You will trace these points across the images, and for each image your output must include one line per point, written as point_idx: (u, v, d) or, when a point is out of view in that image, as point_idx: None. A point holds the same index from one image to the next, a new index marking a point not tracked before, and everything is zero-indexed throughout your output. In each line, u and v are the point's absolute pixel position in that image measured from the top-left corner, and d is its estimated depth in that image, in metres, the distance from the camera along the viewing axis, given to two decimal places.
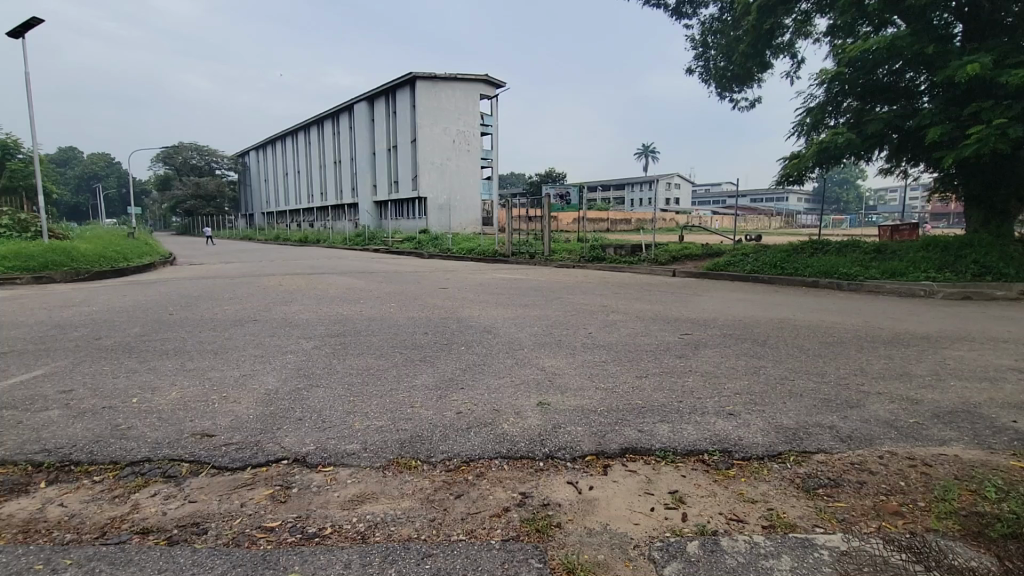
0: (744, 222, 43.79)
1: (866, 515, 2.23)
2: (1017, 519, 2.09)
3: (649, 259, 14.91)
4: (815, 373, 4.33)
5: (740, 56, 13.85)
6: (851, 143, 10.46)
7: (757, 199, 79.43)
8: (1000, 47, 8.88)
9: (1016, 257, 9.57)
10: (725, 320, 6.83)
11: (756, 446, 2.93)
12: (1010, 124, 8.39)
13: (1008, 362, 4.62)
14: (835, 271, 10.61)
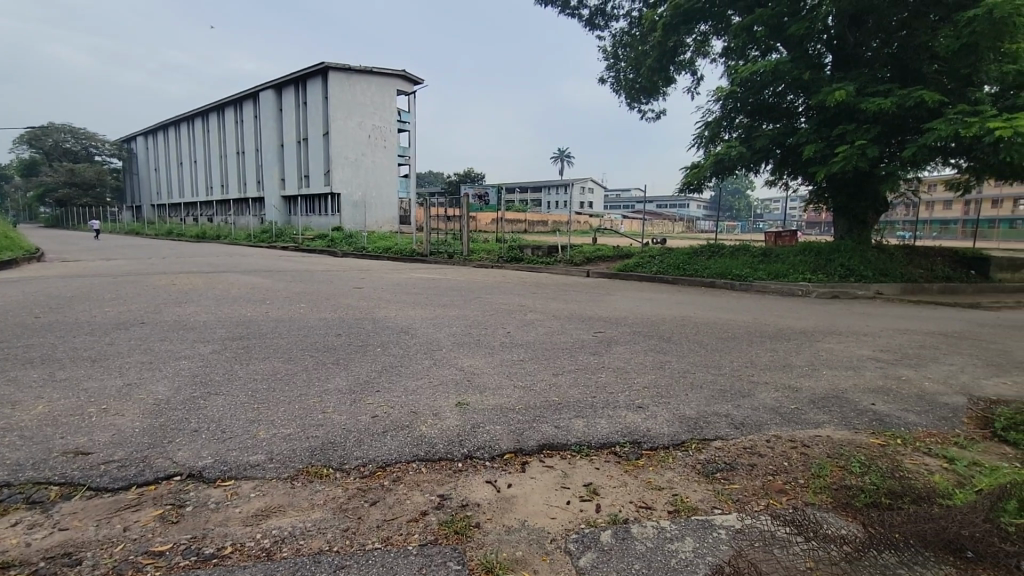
0: (651, 226, 46.62)
1: (757, 494, 2.46)
2: (876, 489, 2.41)
3: (565, 259, 15.41)
4: (713, 367, 4.69)
5: (647, 70, 14.69)
6: (741, 156, 11.49)
7: (662, 205, 84.70)
8: (862, 77, 10.17)
9: (874, 261, 11.02)
10: (634, 318, 7.21)
11: (662, 436, 3.12)
12: (869, 146, 9.65)
13: (867, 352, 5.31)
14: (729, 272, 11.63)
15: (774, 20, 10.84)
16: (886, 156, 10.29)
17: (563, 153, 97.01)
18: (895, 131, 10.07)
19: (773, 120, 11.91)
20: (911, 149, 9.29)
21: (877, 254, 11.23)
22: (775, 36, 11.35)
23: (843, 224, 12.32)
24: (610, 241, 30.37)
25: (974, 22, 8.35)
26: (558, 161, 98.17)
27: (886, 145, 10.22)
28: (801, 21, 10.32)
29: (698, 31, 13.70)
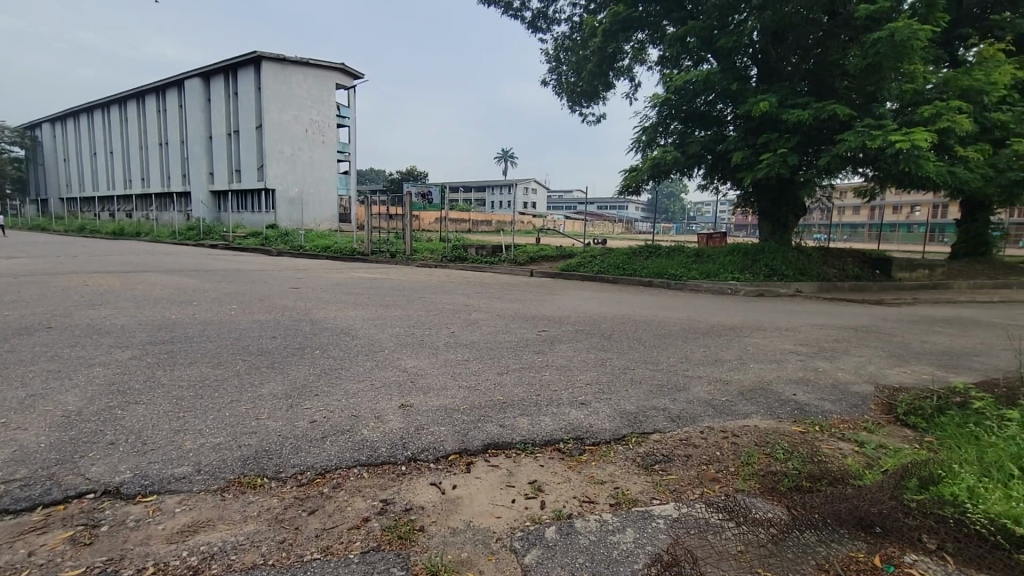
0: (593, 227, 47.80)
1: (693, 484, 2.57)
2: (798, 474, 2.59)
3: (509, 259, 15.51)
4: (651, 362, 4.87)
5: (587, 75, 15.03)
6: (676, 161, 12.02)
7: (603, 207, 87.00)
8: (783, 90, 10.91)
9: (794, 261, 11.84)
10: (576, 316, 7.37)
11: (603, 432, 3.21)
12: (790, 154, 10.36)
13: (789, 346, 5.70)
14: (665, 272, 12.14)
15: (705, 33, 11.47)
16: (805, 164, 11.09)
17: (506, 153, 97.45)
18: (813, 141, 10.87)
19: (704, 128, 12.52)
20: (826, 158, 10.06)
21: (797, 255, 12.08)
22: (707, 47, 12.02)
23: (767, 227, 13.16)
24: (552, 241, 30.84)
25: (879, 44, 9.16)
26: (502, 161, 98.46)
27: (805, 154, 11.02)
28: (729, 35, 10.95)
29: (635, 39, 14.16)
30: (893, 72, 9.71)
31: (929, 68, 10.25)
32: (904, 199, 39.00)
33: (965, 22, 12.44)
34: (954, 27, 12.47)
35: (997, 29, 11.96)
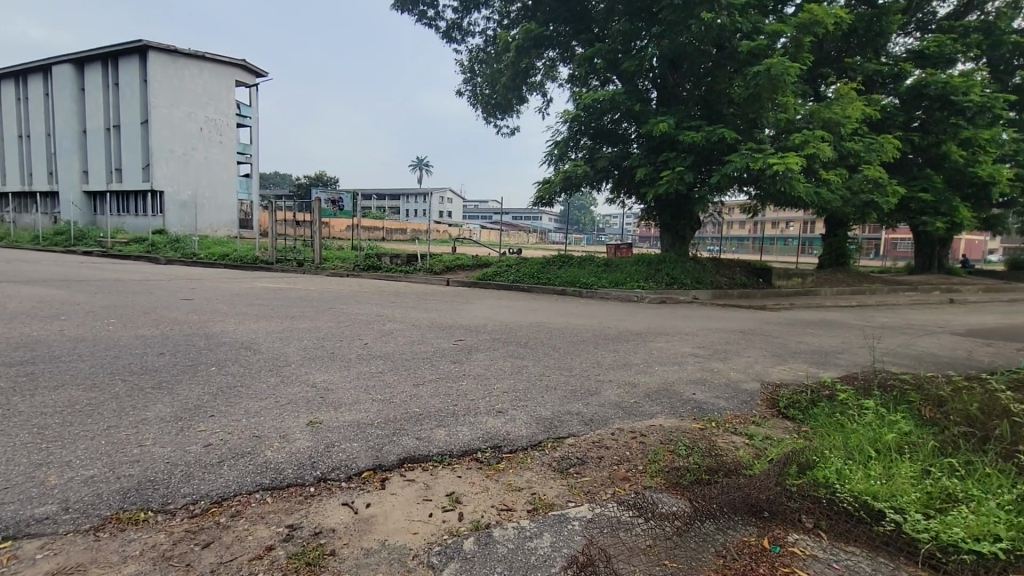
0: (508, 238, 48.51)
1: (605, 485, 2.68)
2: (699, 468, 2.78)
3: (424, 268, 15.29)
4: (565, 368, 5.02)
5: (501, 88, 15.32)
6: (586, 175, 12.58)
7: (517, 217, 88.74)
8: (680, 113, 11.84)
9: (691, 270, 12.81)
10: (493, 325, 7.42)
11: (520, 439, 3.25)
12: (686, 172, 11.24)
13: (689, 349, 6.15)
14: (577, 281, 12.62)
15: (611, 55, 12.17)
16: (700, 182, 12.08)
17: (421, 161, 96.03)
18: (706, 162, 11.87)
19: (611, 144, 13.24)
20: (717, 177, 11.04)
21: (694, 265, 13.09)
22: (612, 69, 12.77)
23: (668, 239, 14.13)
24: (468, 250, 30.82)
25: (758, 77, 10.25)
26: (416, 169, 97.09)
27: (699, 173, 12.00)
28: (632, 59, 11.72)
29: (547, 57, 14.69)
30: (770, 102, 10.90)
31: (799, 101, 11.63)
32: (781, 216, 43.80)
33: (826, 63, 14.28)
34: (818, 66, 14.27)
35: (849, 71, 13.86)
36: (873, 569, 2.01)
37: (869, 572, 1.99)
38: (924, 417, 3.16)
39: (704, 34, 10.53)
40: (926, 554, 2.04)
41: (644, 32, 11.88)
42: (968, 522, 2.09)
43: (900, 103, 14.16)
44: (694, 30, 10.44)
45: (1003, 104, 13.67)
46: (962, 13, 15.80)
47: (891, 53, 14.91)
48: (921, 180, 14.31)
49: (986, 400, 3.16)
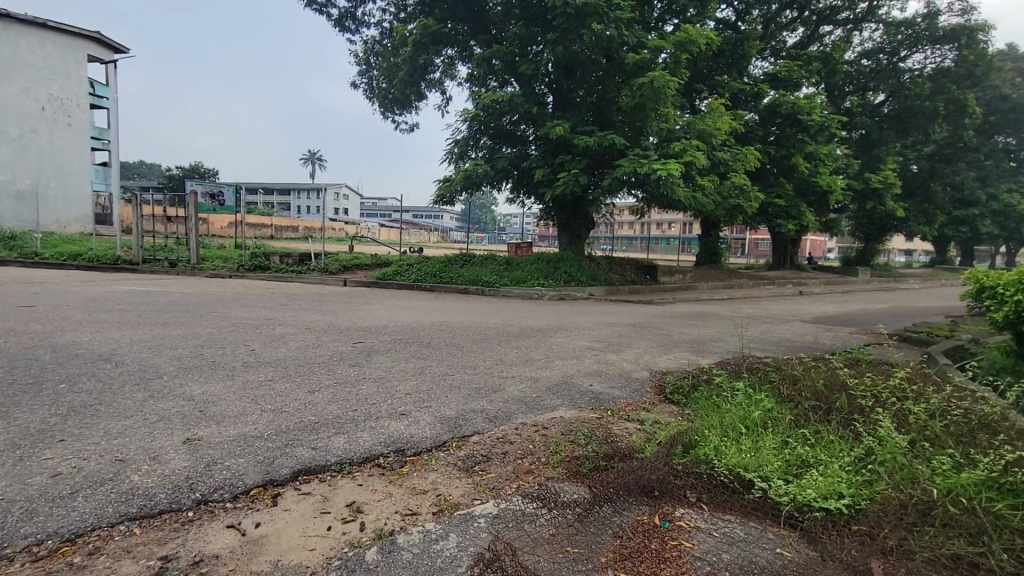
0: (409, 236, 47.48)
1: (509, 479, 2.72)
2: (597, 455, 2.93)
3: (319, 268, 14.47)
4: (468, 367, 5.03)
5: (398, 83, 14.90)
6: (486, 174, 12.69)
7: (418, 216, 87.16)
8: (575, 117, 12.36)
9: (587, 268, 13.44)
10: (393, 326, 7.22)
11: (424, 440, 3.19)
12: (581, 175, 11.77)
13: (586, 343, 6.45)
14: (480, 279, 12.69)
15: (508, 58, 12.40)
16: (593, 184, 12.72)
17: (313, 154, 90.58)
18: (599, 165, 12.52)
19: (510, 145, 13.47)
20: (609, 180, 11.69)
21: (589, 263, 13.76)
22: (510, 71, 13.03)
23: (565, 238, 14.70)
24: (365, 249, 29.70)
25: (643, 88, 11.02)
26: (308, 164, 91.47)
27: (593, 175, 12.64)
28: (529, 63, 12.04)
29: (445, 54, 14.58)
30: (654, 112, 11.78)
31: (678, 112, 12.69)
32: (665, 219, 47.52)
33: (700, 79, 15.74)
34: (694, 81, 15.68)
35: (719, 88, 15.40)
36: (745, 533, 2.25)
37: (742, 536, 2.23)
38: (782, 395, 3.60)
39: (595, 43, 11.11)
40: (787, 514, 2.32)
41: (539, 37, 12.26)
42: (818, 482, 2.42)
43: (759, 119, 16.02)
44: (585, 39, 10.97)
45: (837, 124, 16.01)
46: (806, 44, 18.26)
47: (752, 74, 16.82)
48: (777, 187, 16.31)
49: (828, 377, 3.67)
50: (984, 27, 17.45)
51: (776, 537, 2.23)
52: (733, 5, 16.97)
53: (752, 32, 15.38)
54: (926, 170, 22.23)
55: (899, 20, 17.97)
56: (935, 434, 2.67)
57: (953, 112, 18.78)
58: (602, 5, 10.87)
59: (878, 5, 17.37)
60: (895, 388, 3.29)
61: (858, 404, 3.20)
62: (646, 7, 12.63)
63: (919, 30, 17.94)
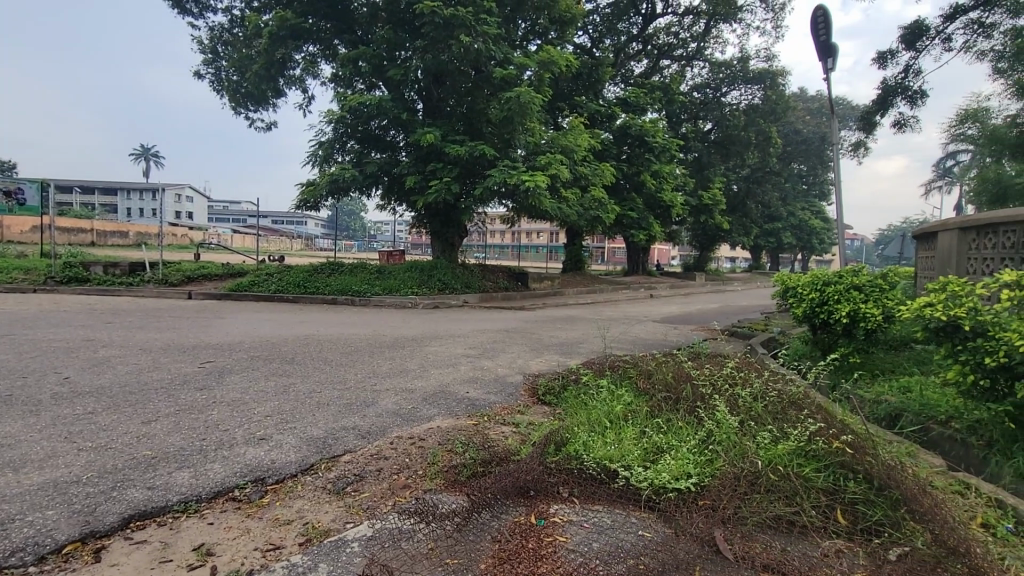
0: (267, 243, 43.65)
1: (384, 497, 2.61)
2: (474, 462, 2.93)
3: (156, 279, 12.65)
4: (337, 382, 4.73)
5: (252, 77, 13.65)
6: (354, 179, 12.16)
7: (277, 222, 80.48)
8: (446, 126, 12.40)
9: (461, 276, 13.52)
10: (250, 342, 6.56)
11: (288, 465, 2.93)
12: (453, 183, 11.84)
13: (461, 350, 6.48)
14: (349, 289, 12.09)
15: (375, 61, 12.07)
16: (465, 193, 12.87)
17: (147, 149, 79.06)
18: (471, 174, 12.70)
19: (380, 150, 13.07)
20: (480, 189, 11.92)
21: (462, 271, 13.86)
22: (377, 75, 12.68)
23: (438, 246, 14.63)
24: (214, 258, 26.63)
25: (510, 102, 11.43)
26: (140, 160, 79.58)
27: (465, 184, 12.78)
28: (398, 68, 11.90)
29: (306, 50, 13.71)
30: (520, 126, 12.29)
31: (543, 127, 13.39)
32: (533, 229, 49.83)
33: (561, 98, 16.82)
34: (557, 100, 16.71)
35: (579, 107, 16.60)
36: (612, 520, 2.43)
37: (609, 523, 2.39)
38: (639, 389, 3.96)
39: (463, 55, 11.28)
40: (646, 498, 2.55)
41: (407, 43, 12.12)
42: (671, 466, 2.70)
43: (613, 138, 17.56)
44: (454, 50, 11.08)
45: (676, 147, 18.19)
46: (650, 74, 20.47)
47: (607, 97, 18.40)
48: (630, 201, 18.00)
49: (676, 369, 4.10)
50: (781, 74, 21.10)
51: (638, 520, 2.43)
52: (589, 33, 18.47)
53: (604, 59, 16.84)
54: (744, 190, 26.20)
55: (720, 61, 21.00)
56: (758, 414, 3.13)
57: (762, 142, 22.40)
58: (469, 18, 11.08)
59: (704, 46, 20.12)
60: (727, 376, 3.79)
61: (699, 392, 3.62)
62: (511, 25, 13.16)
63: (735, 71, 21.14)
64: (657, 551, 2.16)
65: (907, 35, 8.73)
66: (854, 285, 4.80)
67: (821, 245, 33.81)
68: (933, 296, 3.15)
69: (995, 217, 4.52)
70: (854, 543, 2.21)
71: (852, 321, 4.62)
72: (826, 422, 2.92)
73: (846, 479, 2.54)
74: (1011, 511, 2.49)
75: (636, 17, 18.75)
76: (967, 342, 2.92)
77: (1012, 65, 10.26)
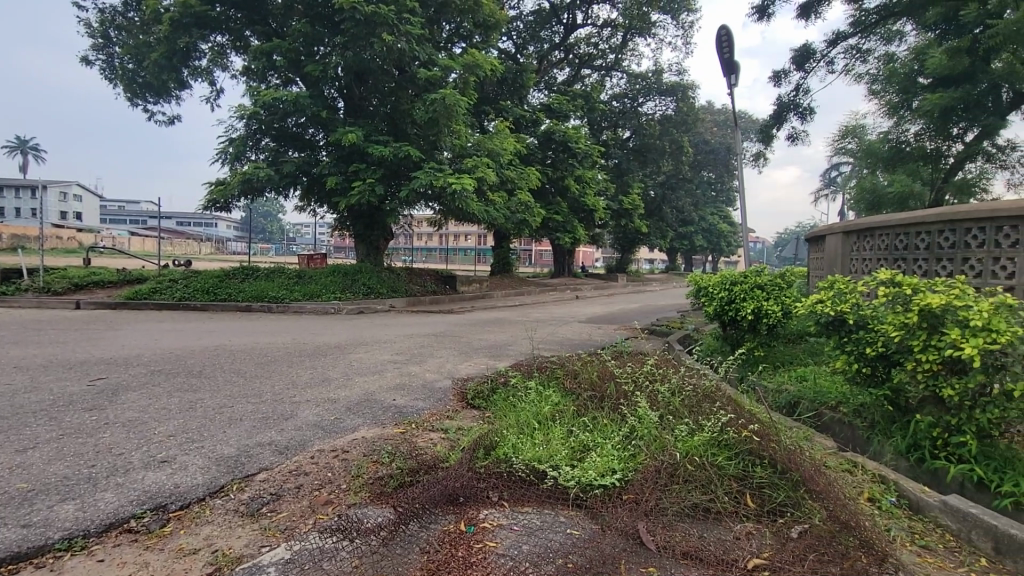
0: (170, 247, 40.10)
1: (304, 516, 2.47)
2: (401, 472, 2.85)
3: (35, 287, 11.22)
4: (252, 395, 4.42)
5: (150, 66, 12.48)
6: (270, 179, 11.47)
7: (182, 224, 74.31)
8: (368, 125, 12.02)
9: (387, 280, 13.14)
10: (150, 355, 5.97)
11: (194, 489, 2.69)
12: (377, 185, 11.50)
13: (387, 357, 6.31)
14: (265, 295, 11.38)
15: (292, 55, 11.52)
16: (390, 195, 12.54)
17: (23, 141, 70.18)
18: (395, 176, 12.40)
19: (297, 149, 12.44)
20: (405, 192, 11.66)
21: (388, 275, 13.49)
22: (294, 70, 12.06)
23: (362, 249, 14.15)
24: (107, 263, 24.06)
25: (435, 104, 11.29)
26: (14, 154, 70.42)
27: (390, 186, 12.45)
28: (316, 64, 11.39)
29: (213, 40, 12.76)
30: (446, 128, 12.17)
31: (468, 130, 13.36)
32: (461, 232, 49.65)
33: (486, 102, 16.90)
34: (482, 103, 16.78)
35: (504, 112, 16.73)
36: (541, 521, 2.45)
37: (538, 525, 2.41)
38: (566, 389, 4.03)
39: (385, 54, 10.99)
40: (574, 497, 2.60)
41: (326, 39, 11.63)
42: (597, 463, 2.77)
43: (538, 143, 17.88)
44: (376, 48, 10.76)
45: (597, 153, 18.86)
46: (572, 82, 21.08)
47: (531, 103, 18.71)
48: (555, 205, 18.41)
49: (600, 368, 4.21)
50: (691, 87, 22.53)
51: (566, 518, 2.47)
52: (512, 39, 18.72)
53: (528, 65, 17.12)
54: (660, 196, 27.66)
55: (637, 73, 22.04)
56: (676, 408, 3.29)
57: (675, 151, 23.79)
58: (391, 17, 10.82)
59: (622, 58, 21.03)
60: (648, 372, 3.96)
61: (621, 389, 3.75)
62: (435, 27, 13.01)
63: (651, 83, 22.29)
64: (585, 548, 2.20)
65: (798, 56, 9.62)
66: (757, 284, 5.20)
67: (728, 247, 36.45)
68: (823, 294, 3.49)
69: (872, 222, 5.08)
70: (762, 525, 2.38)
71: (756, 317, 5.00)
72: (737, 413, 3.13)
73: (753, 464, 2.73)
74: (891, 484, 2.80)
75: (558, 26, 19.26)
76: (852, 335, 3.25)
77: (883, 88, 11.69)
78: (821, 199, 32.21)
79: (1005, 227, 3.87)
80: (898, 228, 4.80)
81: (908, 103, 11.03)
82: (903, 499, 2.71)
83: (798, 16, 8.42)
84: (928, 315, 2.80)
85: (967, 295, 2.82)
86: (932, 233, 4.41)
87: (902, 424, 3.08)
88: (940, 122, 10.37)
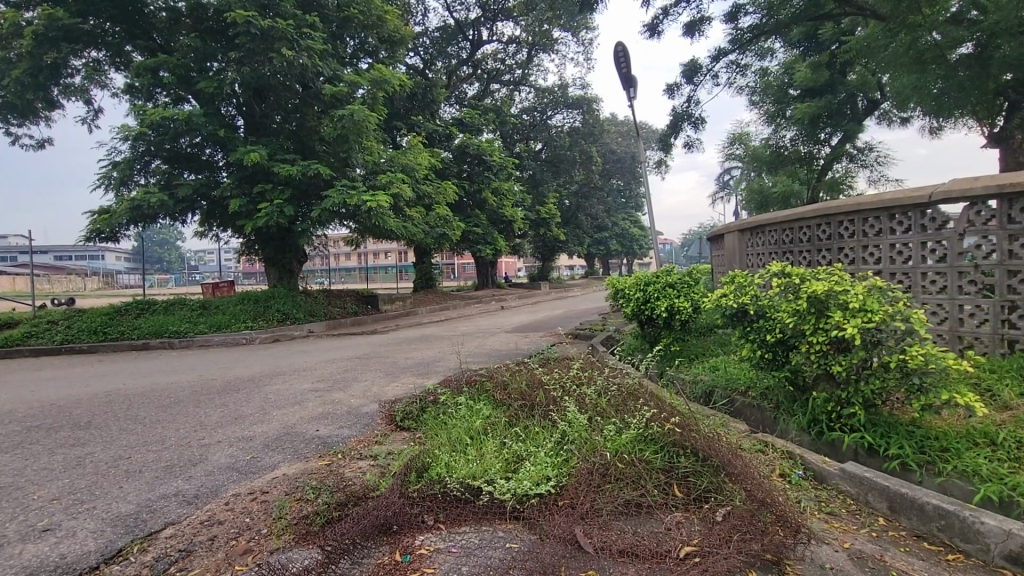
0: (45, 284, 35.51)
1: (219, 570, 2.24)
2: (327, 507, 2.67)
3: None
4: (153, 443, 3.97)
5: (10, 84, 11.07)
6: (162, 204, 10.51)
7: (59, 258, 66.38)
8: (272, 142, 11.36)
9: (303, 304, 12.42)
10: (26, 410, 5.21)
11: (86, 556, 2.37)
12: (285, 206, 10.91)
13: (308, 385, 5.97)
14: (165, 329, 10.38)
15: (180, 71, 10.71)
16: (300, 216, 11.94)
17: None
18: (306, 195, 11.83)
19: (194, 170, 11.54)
20: (317, 211, 11.13)
21: (305, 298, 12.80)
22: (185, 87, 11.22)
23: (275, 274, 13.34)
24: None
25: (342, 119, 10.91)
26: None
27: (299, 206, 11.87)
28: (208, 80, 10.64)
29: (87, 56, 11.56)
30: (356, 144, 11.78)
31: (381, 146, 13.05)
32: (380, 250, 48.47)
33: (397, 117, 16.62)
34: (392, 118, 16.52)
35: (416, 127, 16.55)
36: (479, 539, 2.41)
37: (477, 543, 2.37)
38: (496, 401, 4.01)
39: (286, 70, 10.47)
40: (511, 509, 2.59)
41: (219, 54, 10.94)
42: (531, 472, 2.77)
43: (453, 157, 17.87)
44: (275, 63, 10.24)
45: (512, 165, 19.15)
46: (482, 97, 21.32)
47: (442, 117, 18.69)
48: (474, 217, 18.48)
49: (530, 377, 4.24)
50: (595, 100, 23.61)
51: (505, 532, 2.45)
52: (420, 54, 18.63)
53: (437, 80, 17.11)
54: (574, 204, 28.68)
55: (544, 88, 22.73)
56: (603, 408, 3.39)
57: (586, 161, 24.76)
58: (290, 31, 10.38)
59: (529, 73, 21.61)
60: (575, 376, 4.04)
61: (551, 395, 3.80)
62: (337, 41, 12.63)
63: (557, 96, 23.04)
64: (525, 560, 2.19)
65: (687, 71, 10.39)
66: (668, 283, 5.52)
67: (640, 248, 38.54)
68: (725, 288, 3.76)
69: (762, 220, 5.57)
70: (689, 512, 2.50)
71: (670, 314, 5.31)
72: (659, 407, 3.26)
73: (678, 455, 2.85)
74: (797, 459, 3.05)
75: (464, 42, 19.49)
76: (754, 323, 3.52)
77: (761, 98, 13.06)
78: (717, 201, 34.92)
79: (869, 218, 4.38)
80: (783, 224, 5.32)
81: (783, 112, 12.55)
82: (808, 470, 2.97)
83: (684, 33, 9.08)
84: (815, 301, 3.09)
85: (844, 280, 3.17)
86: (813, 227, 4.90)
87: (803, 402, 3.36)
88: (811, 128, 11.74)
